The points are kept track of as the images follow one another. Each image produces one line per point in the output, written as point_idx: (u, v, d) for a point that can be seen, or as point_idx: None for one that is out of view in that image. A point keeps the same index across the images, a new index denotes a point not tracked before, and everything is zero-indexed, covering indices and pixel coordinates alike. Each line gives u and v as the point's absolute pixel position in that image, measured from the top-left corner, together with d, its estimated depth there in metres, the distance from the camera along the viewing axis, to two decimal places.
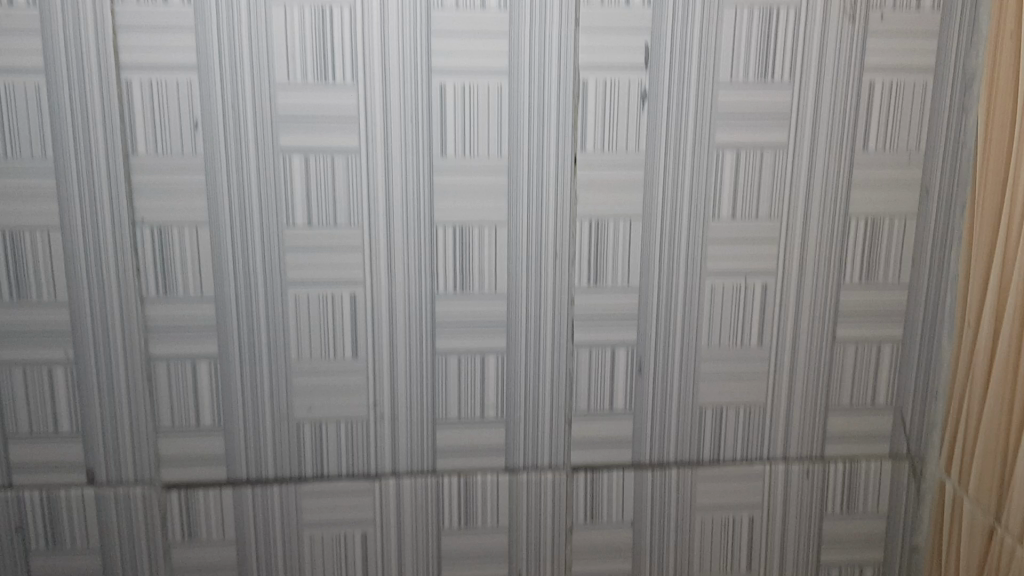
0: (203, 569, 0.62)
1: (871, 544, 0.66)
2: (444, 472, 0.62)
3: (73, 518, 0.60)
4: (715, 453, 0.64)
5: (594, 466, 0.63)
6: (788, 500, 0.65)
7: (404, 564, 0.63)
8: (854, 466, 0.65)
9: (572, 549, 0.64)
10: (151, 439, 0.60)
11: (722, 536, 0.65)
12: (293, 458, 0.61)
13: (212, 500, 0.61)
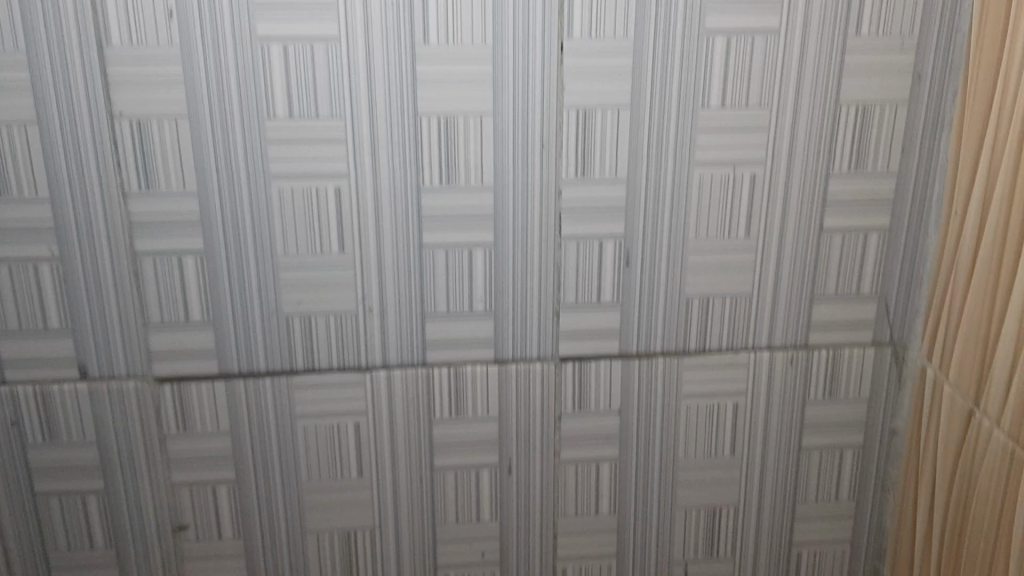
0: (199, 460, 0.63)
1: (852, 428, 0.68)
2: (434, 364, 0.63)
3: (69, 412, 0.61)
4: (701, 343, 0.65)
5: (582, 356, 0.64)
6: (772, 387, 0.66)
7: (396, 452, 0.65)
8: (837, 353, 0.66)
9: (561, 437, 0.65)
10: (141, 334, 0.60)
11: (708, 423, 0.67)
12: (284, 351, 0.62)
13: (205, 393, 0.62)
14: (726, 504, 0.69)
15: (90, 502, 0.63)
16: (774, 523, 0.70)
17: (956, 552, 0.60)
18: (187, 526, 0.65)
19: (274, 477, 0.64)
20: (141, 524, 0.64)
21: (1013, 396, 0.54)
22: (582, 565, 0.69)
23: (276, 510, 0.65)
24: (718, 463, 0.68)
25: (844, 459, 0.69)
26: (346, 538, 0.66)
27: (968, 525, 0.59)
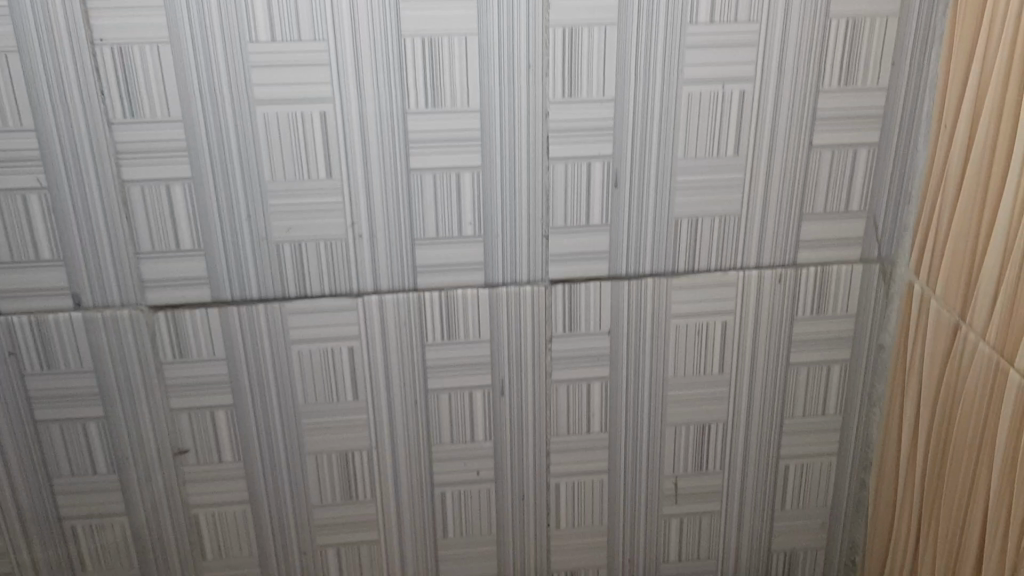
0: (196, 385, 0.64)
1: (840, 344, 0.69)
2: (425, 289, 0.63)
3: (65, 341, 0.62)
4: (690, 263, 0.65)
5: (572, 278, 0.64)
6: (761, 305, 0.67)
7: (390, 376, 0.65)
8: (825, 270, 0.66)
9: (552, 358, 0.66)
10: (133, 263, 0.61)
11: (697, 342, 0.67)
12: (276, 278, 0.62)
13: (199, 320, 0.62)
14: (716, 420, 0.70)
15: (90, 429, 0.64)
16: (763, 438, 0.71)
17: (941, 461, 0.62)
18: (187, 450, 0.66)
19: (271, 401, 0.65)
20: (141, 449, 0.65)
21: (998, 309, 0.54)
22: (574, 481, 0.71)
23: (273, 433, 0.66)
24: (708, 381, 0.69)
25: (831, 375, 0.70)
26: (343, 459, 0.68)
27: (953, 435, 0.60)
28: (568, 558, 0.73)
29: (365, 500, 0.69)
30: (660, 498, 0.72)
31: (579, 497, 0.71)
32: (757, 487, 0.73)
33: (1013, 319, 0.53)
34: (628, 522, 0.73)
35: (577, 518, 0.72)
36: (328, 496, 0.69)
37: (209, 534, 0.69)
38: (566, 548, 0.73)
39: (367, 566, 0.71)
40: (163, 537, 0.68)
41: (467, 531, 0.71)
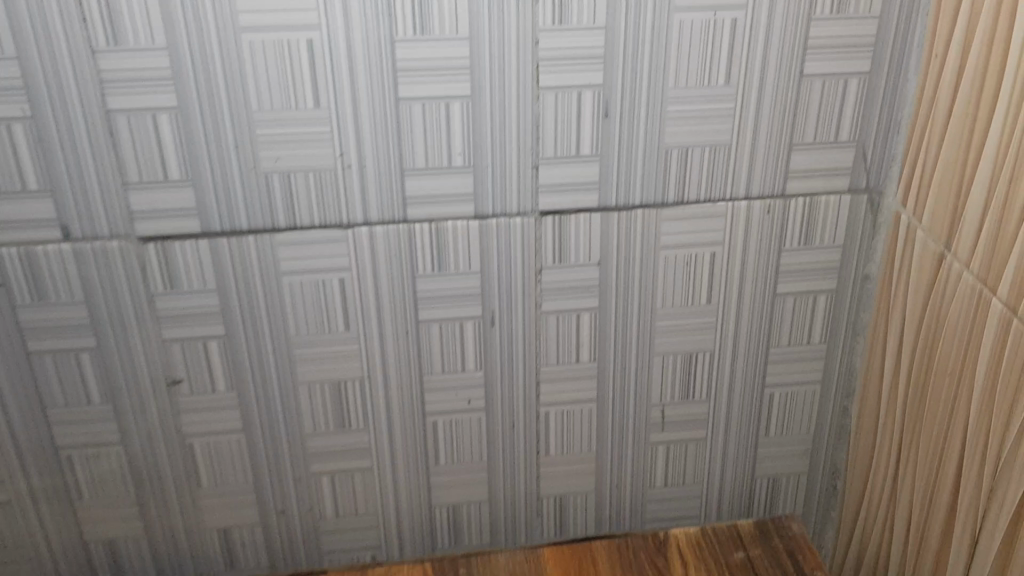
0: (188, 316, 0.64)
1: (827, 275, 0.69)
2: (415, 220, 0.63)
3: (55, 273, 0.62)
4: (680, 195, 0.65)
5: (562, 210, 0.64)
6: (749, 236, 0.67)
7: (380, 306, 0.66)
8: (814, 201, 0.66)
9: (542, 289, 0.67)
10: (121, 195, 0.60)
11: (686, 273, 0.68)
12: (265, 209, 0.62)
13: (189, 251, 0.62)
14: (703, 350, 0.71)
15: (83, 360, 0.65)
16: (749, 367, 0.72)
17: (924, 387, 0.63)
18: (180, 381, 0.66)
19: (263, 332, 0.66)
20: (135, 380, 0.66)
21: (983, 239, 0.55)
22: (564, 410, 0.72)
23: (266, 363, 0.67)
24: (696, 311, 0.69)
25: (817, 305, 0.70)
26: (335, 388, 0.68)
27: (935, 362, 0.61)
28: (557, 483, 0.75)
29: (358, 429, 0.70)
30: (648, 425, 0.73)
31: (568, 424, 0.72)
32: (742, 414, 0.74)
33: (997, 249, 0.54)
34: (616, 449, 0.74)
35: (566, 446, 0.73)
36: (321, 425, 0.70)
37: (204, 462, 0.70)
38: (555, 474, 0.74)
39: (360, 493, 0.73)
40: (159, 466, 0.69)
41: (458, 458, 0.72)
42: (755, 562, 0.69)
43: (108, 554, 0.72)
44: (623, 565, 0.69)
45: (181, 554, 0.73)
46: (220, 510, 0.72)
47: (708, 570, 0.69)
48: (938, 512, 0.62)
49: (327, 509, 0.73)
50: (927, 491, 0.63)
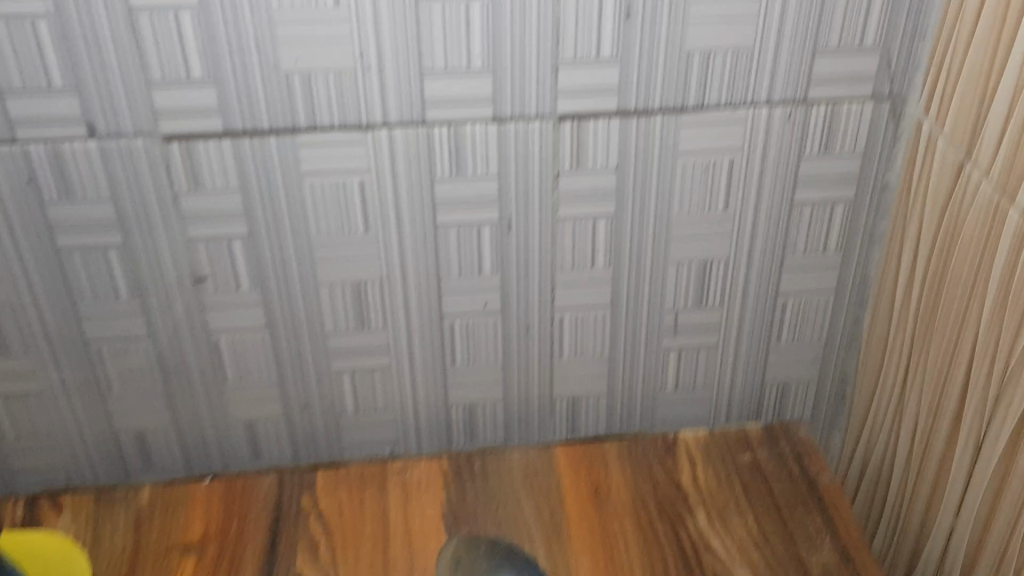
0: (211, 215, 0.66)
1: (846, 184, 0.69)
2: (434, 123, 0.64)
3: (82, 170, 0.63)
4: (699, 100, 0.65)
5: (581, 114, 0.64)
6: (768, 143, 0.67)
7: (399, 209, 0.67)
8: (835, 108, 0.66)
9: (559, 194, 0.67)
10: (145, 95, 0.61)
11: (703, 179, 0.68)
12: (286, 109, 0.62)
13: (213, 150, 0.63)
14: (718, 258, 0.71)
15: (111, 256, 0.66)
16: (764, 275, 0.73)
17: (936, 297, 0.64)
18: (205, 279, 0.68)
19: (284, 232, 0.67)
20: (161, 277, 0.68)
21: (1003, 148, 0.55)
22: (578, 315, 0.73)
23: (288, 264, 0.68)
24: (712, 219, 0.70)
25: (834, 214, 0.70)
26: (355, 289, 0.70)
27: (949, 270, 0.62)
28: (570, 385, 0.77)
29: (377, 329, 0.72)
30: (661, 331, 0.75)
31: (583, 329, 0.74)
32: (755, 322, 0.75)
33: (1016, 158, 0.53)
34: (629, 353, 0.75)
35: (580, 350, 0.75)
36: (342, 325, 0.71)
37: (229, 357, 0.72)
38: (569, 377, 0.76)
39: (379, 390, 0.75)
40: (185, 360, 0.71)
41: (474, 358, 0.74)
42: (762, 464, 0.72)
43: (138, 442, 0.75)
44: (631, 465, 0.72)
45: (208, 442, 0.76)
46: (245, 405, 0.74)
47: (716, 471, 0.72)
48: (943, 418, 0.64)
49: (347, 404, 0.75)
50: (934, 398, 0.65)
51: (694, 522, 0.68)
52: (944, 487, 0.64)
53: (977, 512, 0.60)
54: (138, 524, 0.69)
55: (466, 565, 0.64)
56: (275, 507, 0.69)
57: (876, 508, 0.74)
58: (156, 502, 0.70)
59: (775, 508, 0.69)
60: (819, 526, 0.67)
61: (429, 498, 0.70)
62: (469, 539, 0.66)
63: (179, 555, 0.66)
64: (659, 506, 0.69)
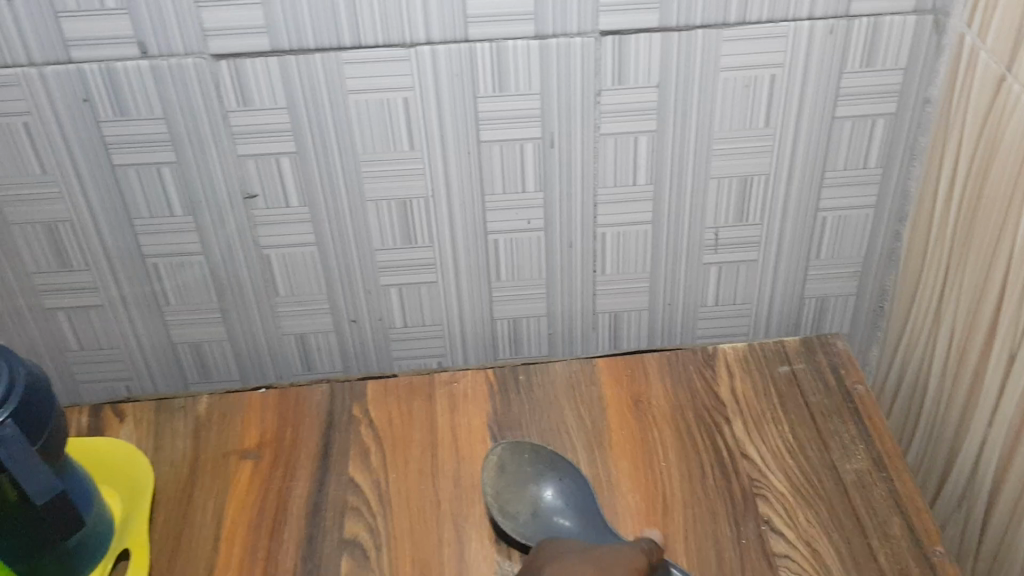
0: (261, 133, 0.67)
1: (889, 97, 0.69)
2: (476, 40, 0.64)
3: (135, 88, 0.64)
4: (741, 16, 0.64)
5: (621, 30, 0.64)
6: (810, 55, 0.66)
7: (443, 126, 0.68)
8: (878, 22, 0.65)
9: (601, 110, 0.68)
10: (193, 12, 0.61)
11: (744, 95, 0.68)
12: (331, 27, 0.63)
13: (260, 68, 0.64)
14: (759, 173, 0.72)
15: (165, 173, 0.69)
16: (804, 192, 0.74)
17: (974, 209, 0.64)
18: (256, 196, 0.71)
19: (331, 149, 0.68)
20: (214, 192, 0.70)
21: None
22: (620, 230, 0.75)
23: (335, 180, 0.70)
24: (753, 135, 0.70)
25: (875, 129, 0.70)
26: (402, 206, 0.72)
27: (988, 184, 0.62)
28: (611, 300, 0.79)
29: (423, 245, 0.74)
30: (702, 247, 0.76)
31: (622, 244, 0.76)
32: (794, 235, 0.76)
33: None
34: (670, 268, 0.78)
35: (622, 264, 0.77)
36: (389, 240, 0.74)
37: (280, 273, 0.75)
38: (611, 293, 0.79)
39: (425, 304, 0.78)
40: (238, 271, 0.75)
41: (518, 274, 0.77)
42: (799, 376, 0.74)
43: (195, 356, 0.80)
44: (670, 376, 0.74)
45: (262, 355, 0.81)
46: (299, 318, 0.78)
47: (753, 382, 0.74)
48: (980, 329, 0.65)
49: (395, 318, 0.79)
50: (970, 311, 0.66)
51: (731, 431, 0.70)
52: (978, 397, 0.65)
53: (1011, 420, 0.62)
54: (196, 430, 0.72)
55: (511, 472, 0.66)
56: (327, 415, 0.72)
57: (911, 421, 0.76)
58: (214, 410, 0.73)
59: (810, 418, 0.71)
60: (854, 434, 0.69)
61: (475, 408, 0.72)
62: (513, 445, 0.68)
63: (236, 460, 0.70)
64: (697, 415, 0.71)
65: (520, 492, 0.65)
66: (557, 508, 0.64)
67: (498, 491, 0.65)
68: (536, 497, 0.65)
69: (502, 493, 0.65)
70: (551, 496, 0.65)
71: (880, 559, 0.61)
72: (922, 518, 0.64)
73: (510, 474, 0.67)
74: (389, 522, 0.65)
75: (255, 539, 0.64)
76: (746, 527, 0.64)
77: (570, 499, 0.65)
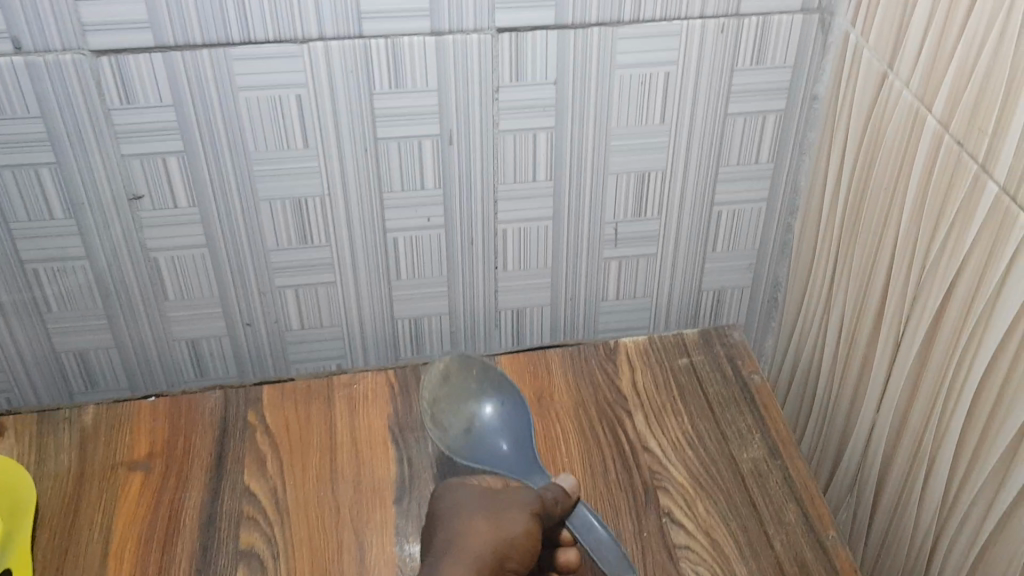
0: (145, 131, 0.65)
1: (778, 94, 0.71)
2: (371, 36, 0.63)
3: (7, 85, 0.61)
4: (635, 13, 0.64)
5: (518, 27, 0.64)
6: (703, 54, 0.67)
7: (338, 124, 0.66)
8: (767, 20, 0.66)
9: (499, 107, 0.68)
10: (70, 5, 0.58)
11: (639, 92, 0.68)
12: (218, 21, 0.60)
13: (144, 64, 0.61)
14: (655, 169, 0.73)
15: (43, 173, 0.66)
16: (699, 186, 0.75)
17: (860, 203, 0.66)
18: (141, 196, 0.68)
19: (221, 148, 0.66)
20: (96, 193, 0.67)
21: (924, 57, 0.56)
22: (520, 227, 0.75)
23: (225, 179, 0.68)
24: (648, 131, 0.71)
25: (766, 125, 0.72)
26: (297, 205, 0.70)
27: (872, 179, 0.64)
28: (513, 297, 0.79)
29: (320, 244, 0.73)
30: (601, 243, 0.77)
31: (523, 241, 0.76)
32: (690, 229, 0.78)
33: (936, 66, 0.55)
34: (570, 263, 0.78)
35: (522, 261, 0.77)
36: (284, 240, 0.72)
37: (168, 275, 0.73)
38: (513, 289, 0.79)
39: (323, 305, 0.77)
40: (125, 275, 0.72)
41: (418, 273, 0.76)
42: (698, 367, 0.75)
43: (81, 364, 0.77)
44: (572, 372, 0.75)
45: (152, 361, 0.78)
46: (189, 322, 0.76)
47: (653, 375, 0.75)
48: (867, 318, 0.67)
49: (292, 320, 0.77)
50: (858, 301, 0.68)
51: (633, 425, 0.71)
52: (868, 384, 0.68)
53: (898, 405, 0.64)
54: (83, 442, 0.69)
55: (452, 384, 0.71)
56: (221, 423, 0.70)
57: (806, 408, 0.79)
58: (101, 421, 0.70)
59: (709, 409, 0.72)
60: (750, 424, 0.71)
61: (376, 410, 0.71)
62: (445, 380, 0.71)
63: (125, 472, 0.67)
64: (599, 410, 0.72)
65: (459, 407, 0.70)
66: (488, 429, 0.69)
67: (435, 399, 0.70)
68: (471, 415, 0.70)
69: (437, 405, 0.70)
70: (487, 413, 0.70)
71: (776, 546, 0.63)
72: (816, 505, 0.65)
73: (452, 386, 0.71)
74: (287, 531, 0.63)
75: (146, 554, 0.62)
76: (648, 520, 0.64)
77: (495, 466, 0.66)
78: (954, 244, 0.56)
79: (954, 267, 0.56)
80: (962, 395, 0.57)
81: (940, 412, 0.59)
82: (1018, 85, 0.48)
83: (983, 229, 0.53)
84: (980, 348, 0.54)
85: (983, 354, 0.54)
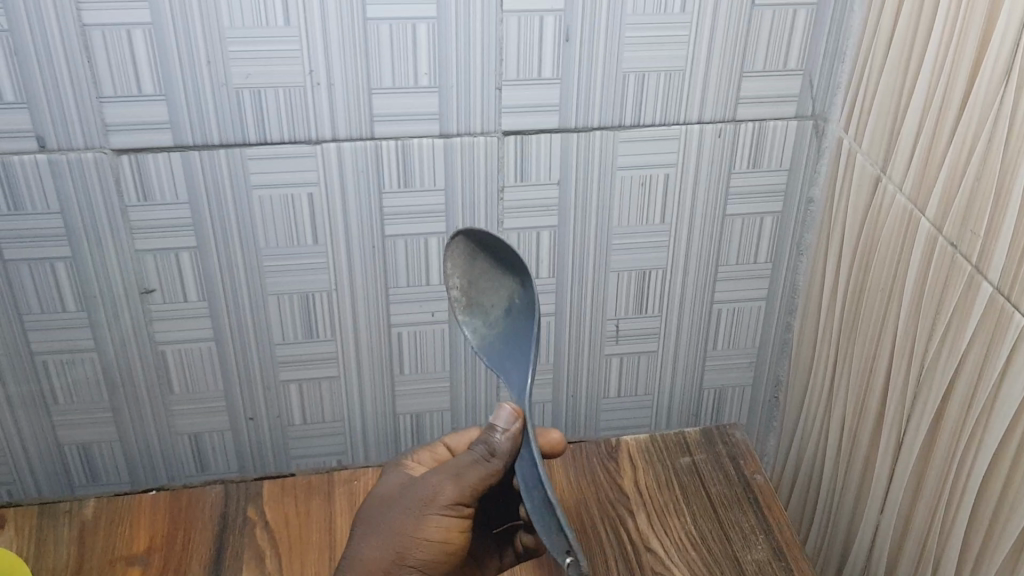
0: (161, 228, 0.67)
1: (775, 197, 0.73)
2: (382, 138, 0.65)
3: (30, 183, 0.63)
4: (635, 119, 0.67)
5: (523, 131, 0.66)
6: (702, 156, 0.70)
7: (348, 221, 0.68)
8: (763, 125, 0.69)
9: (504, 207, 0.70)
10: (95, 107, 0.61)
11: (640, 194, 0.71)
12: (236, 122, 0.63)
13: (162, 163, 0.64)
14: (656, 267, 0.75)
15: (58, 268, 0.67)
16: (699, 284, 0.76)
17: (856, 303, 0.68)
18: (153, 290, 0.69)
19: (234, 245, 0.68)
20: (109, 287, 0.69)
21: (914, 162, 0.59)
22: None
23: (235, 274, 0.69)
24: (649, 231, 0.73)
25: (764, 226, 0.74)
26: (304, 300, 0.71)
27: (868, 282, 0.66)
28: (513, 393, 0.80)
29: (325, 338, 0.74)
30: (604, 339, 0.78)
31: None
32: (691, 326, 0.79)
33: (926, 172, 0.58)
34: (572, 358, 0.79)
35: None
36: (291, 333, 0.73)
37: (175, 368, 0.73)
38: None
39: (326, 398, 0.77)
40: (132, 368, 0.73)
41: (421, 367, 0.77)
42: (700, 466, 0.75)
43: (83, 458, 0.77)
44: (573, 471, 0.75)
45: (153, 454, 0.78)
46: (194, 416, 0.76)
47: (655, 474, 0.75)
48: (868, 419, 0.67)
49: (294, 415, 0.78)
50: (859, 400, 0.68)
51: (635, 525, 0.70)
52: (870, 484, 0.68)
53: (901, 506, 0.64)
54: (82, 536, 0.68)
55: (487, 260, 0.56)
56: (221, 519, 0.69)
57: (809, 508, 0.78)
58: (101, 514, 0.70)
59: (711, 508, 0.72)
60: (754, 525, 0.70)
61: None
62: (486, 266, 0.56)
63: (123, 566, 0.66)
64: (601, 509, 0.72)
65: (501, 280, 0.55)
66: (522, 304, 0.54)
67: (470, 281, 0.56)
68: (510, 288, 0.55)
69: (476, 281, 0.56)
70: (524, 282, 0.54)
71: None
72: None
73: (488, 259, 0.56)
74: None
75: None
76: None
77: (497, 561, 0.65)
78: (952, 343, 0.57)
79: (952, 368, 0.57)
80: (965, 496, 0.57)
81: (944, 515, 0.59)
82: (1006, 188, 0.50)
83: (979, 328, 0.54)
84: (981, 447, 0.55)
85: (984, 455, 0.54)
